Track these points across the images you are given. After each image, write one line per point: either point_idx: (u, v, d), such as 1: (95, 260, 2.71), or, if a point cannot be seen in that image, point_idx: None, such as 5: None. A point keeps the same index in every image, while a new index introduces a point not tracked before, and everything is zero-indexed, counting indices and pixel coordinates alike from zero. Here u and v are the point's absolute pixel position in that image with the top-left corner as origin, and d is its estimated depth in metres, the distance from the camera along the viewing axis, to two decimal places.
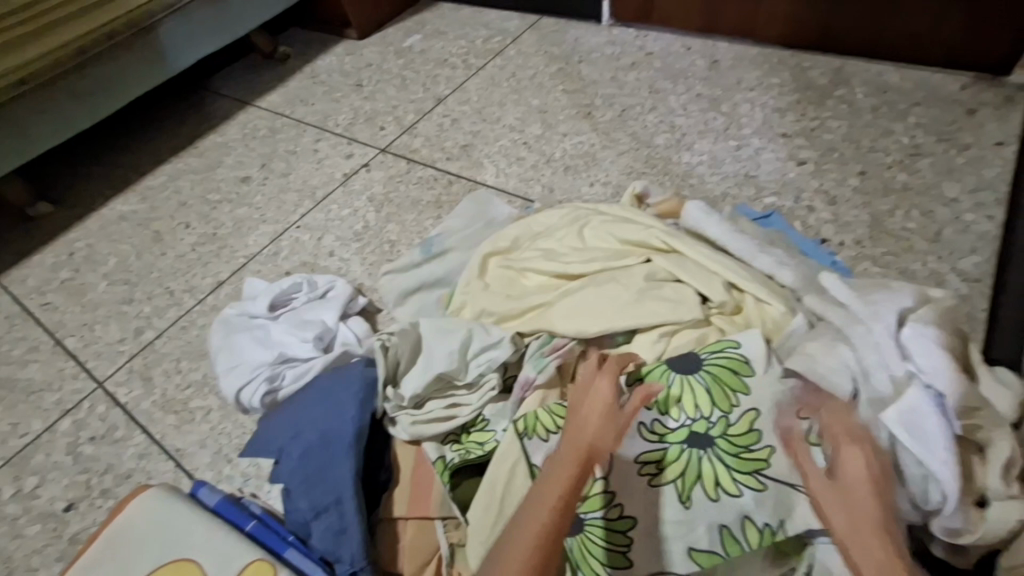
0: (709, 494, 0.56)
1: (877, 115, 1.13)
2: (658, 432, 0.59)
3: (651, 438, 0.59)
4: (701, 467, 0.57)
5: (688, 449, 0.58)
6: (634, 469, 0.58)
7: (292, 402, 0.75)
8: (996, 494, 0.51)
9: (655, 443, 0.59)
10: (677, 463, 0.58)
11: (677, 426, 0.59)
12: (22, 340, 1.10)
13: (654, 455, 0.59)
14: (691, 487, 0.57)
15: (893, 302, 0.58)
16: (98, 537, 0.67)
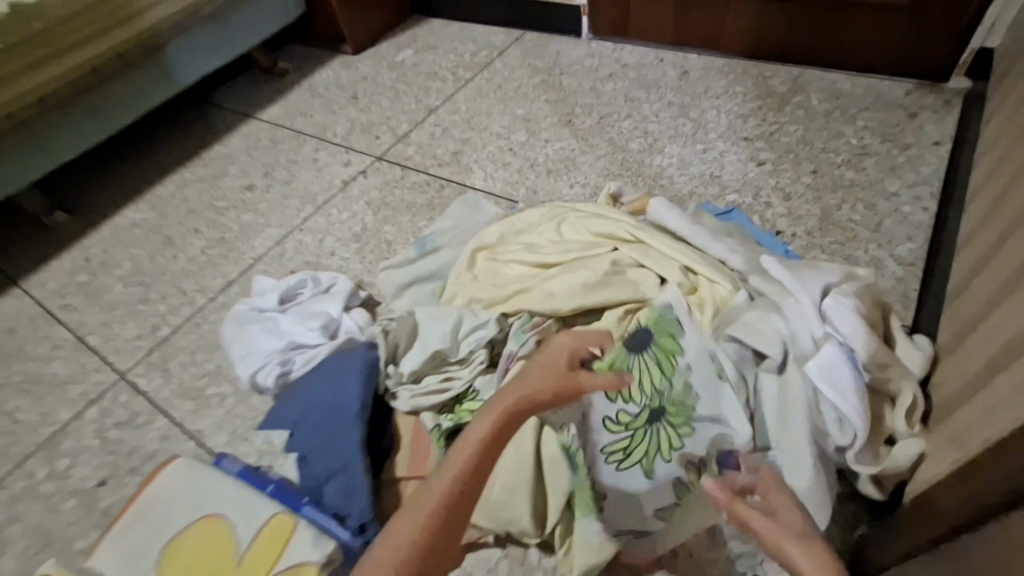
0: (664, 457, 0.69)
1: (830, 119, 1.24)
2: (624, 419, 0.71)
3: (613, 425, 0.71)
4: (657, 439, 0.70)
5: (648, 424, 0.71)
6: (602, 448, 0.71)
7: (302, 382, 0.85)
8: (902, 434, 0.62)
9: (619, 427, 0.71)
10: (638, 441, 0.70)
11: (634, 412, 0.71)
12: (45, 339, 1.17)
13: (619, 441, 0.71)
14: (653, 454, 0.69)
15: (819, 278, 0.69)
16: (133, 503, 0.74)
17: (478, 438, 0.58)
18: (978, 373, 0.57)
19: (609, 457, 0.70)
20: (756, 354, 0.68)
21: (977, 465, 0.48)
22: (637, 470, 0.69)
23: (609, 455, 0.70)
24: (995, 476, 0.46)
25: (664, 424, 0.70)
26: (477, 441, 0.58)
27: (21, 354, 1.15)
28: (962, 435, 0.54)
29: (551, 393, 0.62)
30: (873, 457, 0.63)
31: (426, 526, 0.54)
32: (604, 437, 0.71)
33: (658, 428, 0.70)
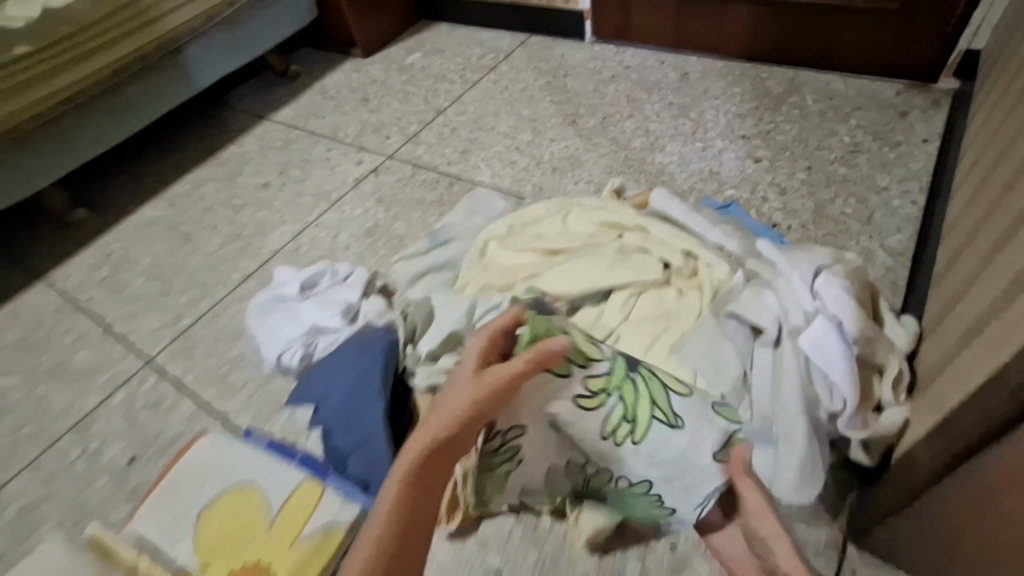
0: (671, 420, 0.67)
1: (824, 118, 1.29)
2: (596, 387, 0.68)
3: (592, 399, 0.68)
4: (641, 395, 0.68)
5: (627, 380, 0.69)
6: (599, 427, 0.67)
7: (327, 362, 0.93)
8: (888, 401, 0.69)
9: (594, 397, 0.68)
10: (627, 407, 0.68)
11: (601, 373, 0.68)
12: (69, 330, 1.21)
13: (617, 411, 0.67)
14: (659, 400, 0.68)
15: (812, 259, 0.75)
16: (171, 472, 0.81)
17: (413, 451, 0.57)
18: (956, 343, 0.63)
19: (611, 433, 0.67)
20: (754, 329, 0.75)
21: (958, 413, 0.56)
22: (654, 436, 0.67)
23: (612, 434, 0.67)
24: (982, 415, 0.53)
25: (639, 371, 0.69)
26: (405, 481, 0.55)
27: (47, 344, 1.19)
28: (944, 392, 0.61)
29: (471, 394, 0.60)
30: (863, 422, 0.68)
31: (379, 559, 0.52)
32: (598, 413, 0.67)
33: (630, 378, 0.69)
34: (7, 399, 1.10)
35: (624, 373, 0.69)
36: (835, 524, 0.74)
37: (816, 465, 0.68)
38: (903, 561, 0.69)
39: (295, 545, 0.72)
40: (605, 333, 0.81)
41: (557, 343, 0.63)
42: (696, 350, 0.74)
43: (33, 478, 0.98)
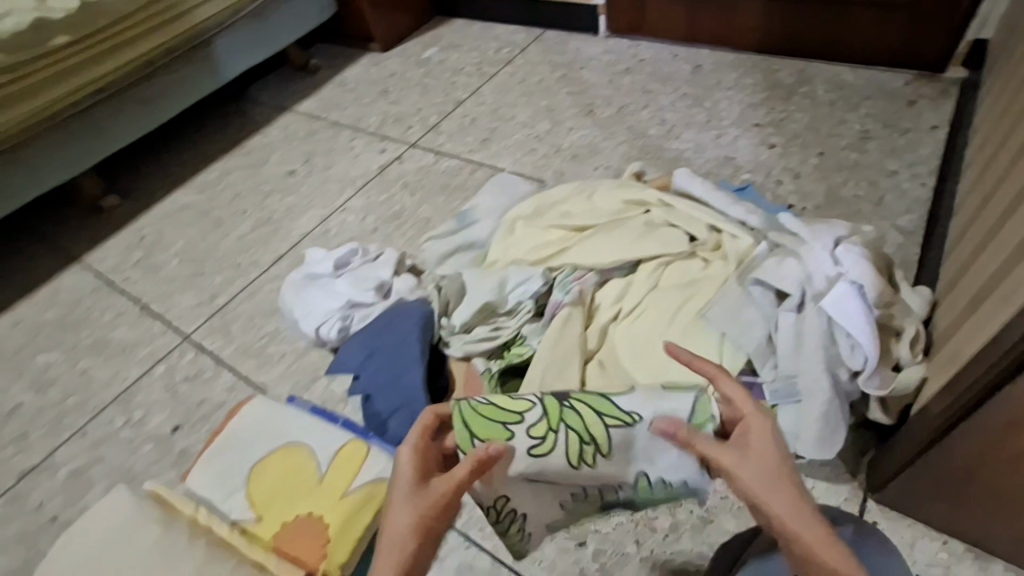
0: (627, 420, 0.63)
1: (835, 107, 1.34)
2: (540, 432, 0.62)
3: (541, 439, 0.62)
4: (587, 419, 0.63)
5: (570, 411, 0.63)
6: (564, 456, 0.62)
7: (364, 333, 0.97)
8: (907, 361, 0.72)
9: (543, 440, 0.62)
10: (581, 430, 0.63)
11: (537, 418, 0.62)
12: (108, 308, 1.25)
13: (572, 440, 0.62)
14: (616, 418, 0.63)
15: (831, 231, 0.80)
16: (223, 432, 0.86)
17: None
18: (971, 303, 0.67)
19: (576, 455, 0.62)
20: (779, 294, 0.79)
21: (973, 364, 0.60)
22: (621, 445, 0.63)
23: (581, 460, 0.62)
24: (985, 368, 0.58)
25: (570, 401, 0.64)
26: None
27: (88, 322, 1.23)
28: (958, 350, 0.65)
29: (420, 516, 0.48)
30: (882, 381, 0.72)
31: None
32: (556, 450, 0.62)
33: (566, 408, 0.63)
34: (52, 373, 1.15)
35: (559, 408, 0.63)
36: (854, 482, 0.78)
37: (836, 419, 0.72)
38: (921, 516, 0.74)
39: (345, 497, 0.76)
40: (635, 303, 0.86)
41: (497, 450, 0.52)
42: (721, 313, 0.79)
43: (81, 445, 1.02)
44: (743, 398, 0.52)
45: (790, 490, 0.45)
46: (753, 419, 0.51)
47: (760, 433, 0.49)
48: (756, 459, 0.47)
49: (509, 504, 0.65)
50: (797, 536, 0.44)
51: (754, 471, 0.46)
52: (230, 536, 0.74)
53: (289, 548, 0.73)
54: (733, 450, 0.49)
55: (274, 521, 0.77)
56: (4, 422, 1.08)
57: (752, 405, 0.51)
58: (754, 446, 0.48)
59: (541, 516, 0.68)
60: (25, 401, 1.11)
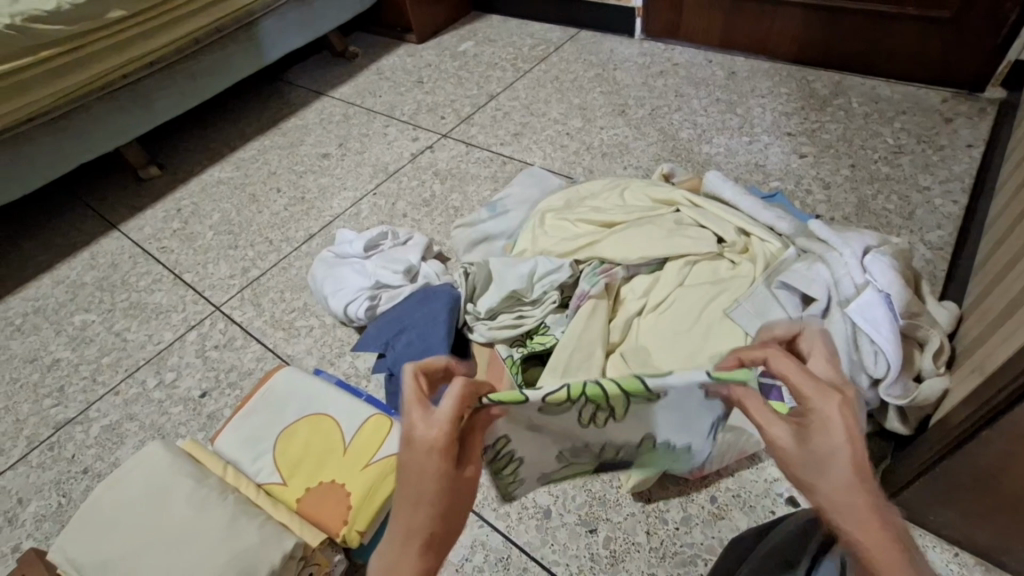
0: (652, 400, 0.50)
1: (869, 120, 1.34)
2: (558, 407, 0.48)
3: (558, 407, 0.49)
4: (614, 394, 0.48)
5: (598, 390, 0.48)
6: (574, 419, 0.52)
7: (393, 311, 0.99)
8: (928, 372, 0.73)
9: (559, 408, 0.49)
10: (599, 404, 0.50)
11: (556, 397, 0.47)
12: (145, 273, 1.30)
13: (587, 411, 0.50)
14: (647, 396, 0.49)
15: (860, 239, 0.81)
16: (256, 394, 0.89)
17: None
18: (998, 317, 0.68)
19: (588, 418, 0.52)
20: (804, 299, 0.81)
21: (995, 378, 0.59)
22: (641, 409, 0.52)
23: (592, 420, 0.53)
24: (1004, 381, 0.58)
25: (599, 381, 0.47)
26: None
27: (125, 285, 1.28)
28: (982, 363, 0.65)
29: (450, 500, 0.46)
30: (904, 390, 0.72)
31: None
32: (568, 416, 0.51)
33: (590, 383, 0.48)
34: (89, 332, 1.19)
35: (583, 387, 0.47)
36: None
37: None
38: (931, 526, 0.74)
39: (368, 466, 0.78)
40: (661, 298, 0.87)
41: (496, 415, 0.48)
42: (747, 313, 0.80)
43: (116, 401, 1.06)
44: (810, 382, 0.45)
45: (839, 474, 0.43)
46: (816, 401, 0.44)
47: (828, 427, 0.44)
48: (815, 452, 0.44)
49: (509, 445, 0.54)
50: (846, 530, 0.42)
51: (801, 456, 0.44)
52: (256, 498, 0.78)
53: (311, 512, 0.76)
54: (784, 429, 0.46)
55: (298, 486, 0.79)
56: (43, 375, 1.13)
57: (822, 392, 0.45)
58: (808, 428, 0.44)
59: (536, 465, 0.60)
60: (63, 357, 1.15)
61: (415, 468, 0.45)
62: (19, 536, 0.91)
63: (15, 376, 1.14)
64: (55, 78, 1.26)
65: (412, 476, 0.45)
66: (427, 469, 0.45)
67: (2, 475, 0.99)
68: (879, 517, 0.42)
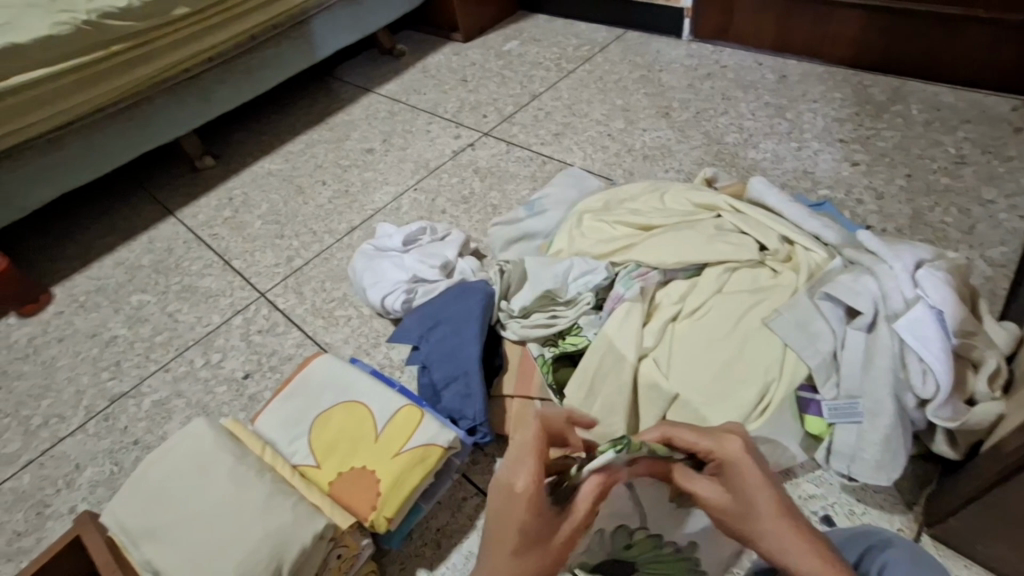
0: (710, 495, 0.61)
1: (929, 128, 1.27)
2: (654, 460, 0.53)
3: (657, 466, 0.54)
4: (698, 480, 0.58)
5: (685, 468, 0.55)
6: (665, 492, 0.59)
7: (428, 305, 1.01)
8: (982, 395, 0.69)
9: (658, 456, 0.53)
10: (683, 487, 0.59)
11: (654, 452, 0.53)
12: (197, 259, 1.36)
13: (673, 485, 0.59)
14: None
15: (913, 252, 0.78)
16: (294, 378, 0.93)
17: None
18: None
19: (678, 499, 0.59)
20: (849, 312, 0.78)
21: None
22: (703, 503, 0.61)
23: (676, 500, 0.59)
24: None
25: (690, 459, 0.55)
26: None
27: (178, 269, 1.35)
28: None
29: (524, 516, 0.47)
30: (954, 412, 0.69)
31: None
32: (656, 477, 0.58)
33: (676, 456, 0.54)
34: (144, 312, 1.26)
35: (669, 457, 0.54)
36: (909, 514, 0.76)
37: (895, 449, 0.71)
38: (979, 557, 0.71)
39: (398, 456, 0.80)
40: (698, 303, 0.85)
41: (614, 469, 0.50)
42: (787, 323, 0.77)
43: (166, 378, 1.13)
44: (710, 439, 0.51)
45: (771, 500, 0.48)
46: (723, 449, 0.50)
47: (737, 465, 0.49)
48: (738, 494, 0.49)
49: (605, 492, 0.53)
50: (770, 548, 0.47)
51: (734, 505, 0.49)
52: (291, 478, 0.80)
53: (343, 496, 0.79)
54: (713, 482, 0.51)
55: (331, 470, 0.82)
56: (102, 350, 1.20)
57: (717, 437, 0.51)
58: (730, 471, 0.50)
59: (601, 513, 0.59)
60: (121, 334, 1.23)
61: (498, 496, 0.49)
62: (75, 499, 0.98)
63: (77, 350, 1.21)
64: (125, 71, 1.35)
65: (495, 529, 0.47)
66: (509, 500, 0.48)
67: (62, 441, 1.06)
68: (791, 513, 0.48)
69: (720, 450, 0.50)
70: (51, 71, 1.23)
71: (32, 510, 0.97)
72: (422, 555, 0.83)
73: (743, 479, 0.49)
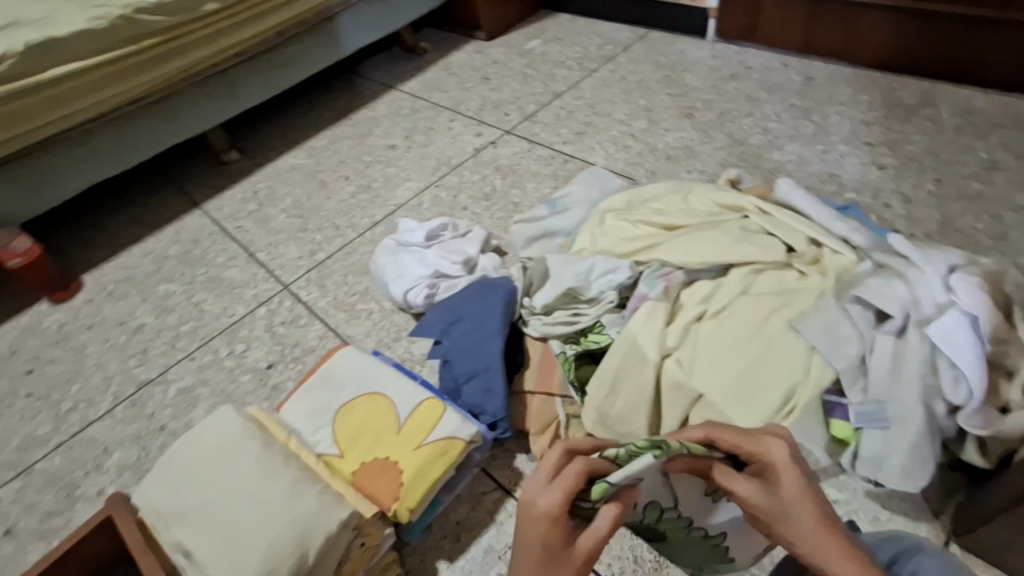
0: None
1: (960, 132, 1.25)
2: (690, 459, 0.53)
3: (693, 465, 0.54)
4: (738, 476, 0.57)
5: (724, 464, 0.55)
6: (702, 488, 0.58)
7: (450, 300, 1.02)
8: (1015, 404, 0.68)
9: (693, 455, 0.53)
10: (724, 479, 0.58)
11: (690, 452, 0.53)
12: (222, 250, 1.39)
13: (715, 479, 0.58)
14: None
15: (947, 257, 0.77)
16: (318, 369, 0.94)
17: None
18: None
19: (714, 491, 0.59)
20: (878, 316, 0.77)
21: None
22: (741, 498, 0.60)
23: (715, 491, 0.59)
24: None
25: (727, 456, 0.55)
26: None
27: (204, 260, 1.37)
28: None
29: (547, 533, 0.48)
30: (986, 421, 0.68)
31: None
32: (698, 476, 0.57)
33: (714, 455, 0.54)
34: (171, 301, 1.29)
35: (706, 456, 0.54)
36: (936, 522, 0.75)
37: (924, 455, 0.70)
38: (1008, 568, 0.70)
39: (420, 448, 0.81)
40: (723, 304, 0.84)
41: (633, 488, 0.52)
42: (815, 327, 0.76)
43: (191, 367, 1.15)
44: (754, 439, 0.52)
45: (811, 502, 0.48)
46: (768, 450, 0.51)
47: (779, 469, 0.50)
48: (776, 495, 0.49)
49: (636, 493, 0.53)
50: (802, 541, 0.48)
51: (773, 505, 0.49)
52: (315, 466, 0.81)
53: (366, 486, 0.80)
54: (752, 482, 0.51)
55: (354, 459, 0.83)
56: (129, 337, 1.23)
57: (763, 437, 0.51)
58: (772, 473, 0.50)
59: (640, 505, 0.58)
60: (148, 322, 1.26)
61: (525, 515, 0.49)
62: (104, 482, 1.00)
63: (106, 337, 1.24)
64: (155, 65, 1.37)
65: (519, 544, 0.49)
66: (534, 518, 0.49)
67: (91, 425, 1.09)
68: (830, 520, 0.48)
69: (764, 450, 0.51)
70: (87, 63, 1.25)
71: (62, 492, 1.00)
72: (442, 547, 0.84)
73: (786, 482, 0.49)
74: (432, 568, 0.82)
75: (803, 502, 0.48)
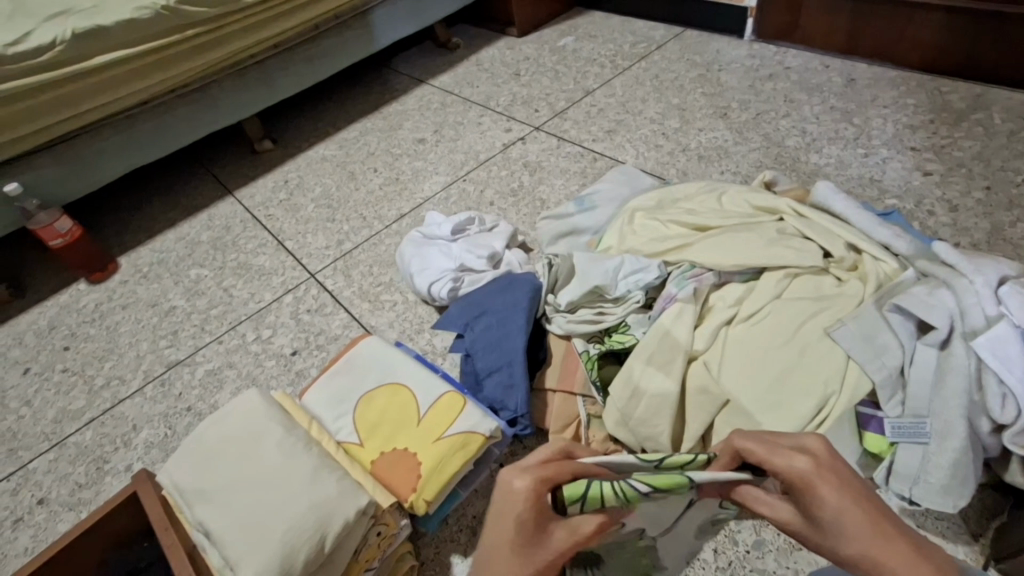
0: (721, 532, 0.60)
1: (1014, 139, 1.19)
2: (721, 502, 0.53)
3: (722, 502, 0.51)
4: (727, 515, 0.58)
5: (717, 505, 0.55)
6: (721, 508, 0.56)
7: (476, 294, 1.02)
8: None
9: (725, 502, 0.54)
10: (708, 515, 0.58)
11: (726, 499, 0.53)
12: (252, 238, 1.41)
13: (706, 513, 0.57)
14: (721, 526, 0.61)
15: (996, 268, 0.73)
16: (342, 357, 0.95)
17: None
18: None
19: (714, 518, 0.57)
20: (921, 326, 0.73)
21: None
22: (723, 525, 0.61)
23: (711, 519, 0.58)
24: None
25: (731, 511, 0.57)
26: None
27: (235, 246, 1.40)
28: None
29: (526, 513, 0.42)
30: None
31: None
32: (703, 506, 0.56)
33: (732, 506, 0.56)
34: (202, 285, 1.32)
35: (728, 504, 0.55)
36: (974, 545, 0.71)
37: (966, 471, 0.67)
38: None
39: (440, 440, 0.80)
40: (756, 307, 0.82)
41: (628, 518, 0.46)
42: (852, 335, 0.74)
43: (218, 350, 1.17)
44: (774, 455, 0.42)
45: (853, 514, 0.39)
46: (791, 466, 0.41)
47: (809, 484, 0.40)
48: (812, 515, 0.41)
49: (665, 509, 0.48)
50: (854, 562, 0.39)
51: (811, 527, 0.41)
52: (336, 454, 0.82)
53: (385, 476, 0.80)
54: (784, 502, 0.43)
55: (374, 449, 0.83)
56: (161, 319, 1.26)
57: (779, 449, 0.42)
58: (801, 487, 0.41)
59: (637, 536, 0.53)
60: (179, 305, 1.28)
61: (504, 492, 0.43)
62: (132, 457, 1.03)
63: (138, 318, 1.28)
64: (196, 54, 1.39)
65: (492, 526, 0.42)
66: (516, 495, 0.42)
67: (122, 402, 1.12)
68: (878, 527, 0.39)
69: (788, 467, 0.41)
70: (133, 51, 1.27)
71: (92, 465, 1.03)
72: (456, 541, 0.84)
73: (816, 498, 0.40)
74: (445, 562, 0.82)
75: (840, 516, 0.39)
